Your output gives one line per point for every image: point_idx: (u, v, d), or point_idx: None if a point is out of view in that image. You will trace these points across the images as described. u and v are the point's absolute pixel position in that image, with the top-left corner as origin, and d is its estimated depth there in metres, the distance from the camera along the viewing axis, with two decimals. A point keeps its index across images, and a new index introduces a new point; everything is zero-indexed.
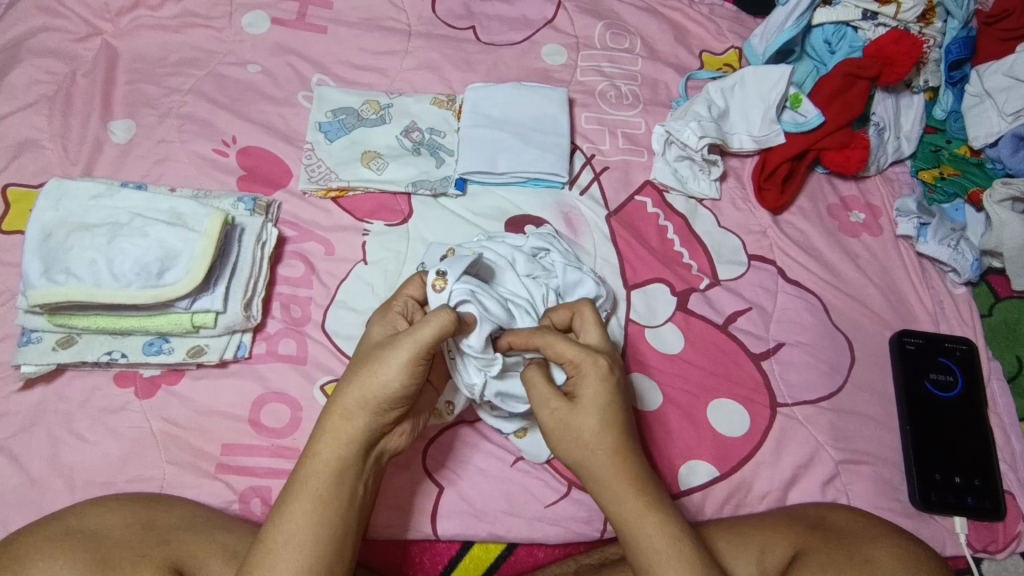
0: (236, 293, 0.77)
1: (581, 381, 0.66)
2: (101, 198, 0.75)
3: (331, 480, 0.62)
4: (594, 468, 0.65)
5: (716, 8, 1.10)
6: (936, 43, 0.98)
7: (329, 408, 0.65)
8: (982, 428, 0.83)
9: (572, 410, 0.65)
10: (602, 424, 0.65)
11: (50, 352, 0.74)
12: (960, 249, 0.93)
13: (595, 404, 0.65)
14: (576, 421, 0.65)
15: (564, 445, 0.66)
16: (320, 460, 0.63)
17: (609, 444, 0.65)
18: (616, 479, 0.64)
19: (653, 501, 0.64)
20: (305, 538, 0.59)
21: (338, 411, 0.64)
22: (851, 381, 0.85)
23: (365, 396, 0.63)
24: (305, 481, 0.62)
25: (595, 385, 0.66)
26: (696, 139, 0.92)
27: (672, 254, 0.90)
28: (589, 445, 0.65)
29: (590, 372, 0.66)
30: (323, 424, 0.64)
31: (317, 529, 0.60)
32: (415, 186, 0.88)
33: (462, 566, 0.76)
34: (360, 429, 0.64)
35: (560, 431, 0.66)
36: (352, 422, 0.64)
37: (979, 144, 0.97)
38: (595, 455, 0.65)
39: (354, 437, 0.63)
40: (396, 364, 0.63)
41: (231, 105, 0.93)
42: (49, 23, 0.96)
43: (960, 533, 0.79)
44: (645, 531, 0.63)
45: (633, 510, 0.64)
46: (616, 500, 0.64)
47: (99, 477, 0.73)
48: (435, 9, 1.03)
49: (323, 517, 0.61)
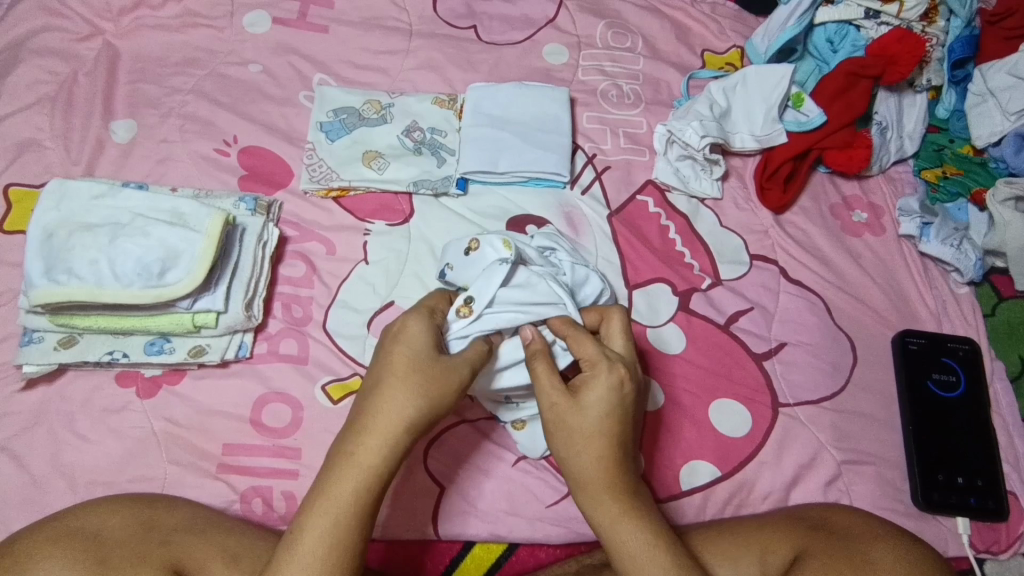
0: (237, 293, 0.77)
1: (587, 383, 0.64)
2: (103, 198, 0.75)
3: (371, 497, 0.61)
4: (578, 468, 0.64)
5: (718, 7, 1.09)
6: (939, 42, 0.97)
7: (371, 419, 0.61)
8: (985, 429, 0.83)
9: (571, 409, 0.64)
10: (597, 427, 0.63)
11: (52, 352, 0.74)
12: (963, 248, 0.93)
13: (596, 409, 0.63)
14: (573, 422, 0.64)
15: (556, 438, 0.65)
16: (363, 468, 0.60)
17: (598, 448, 0.64)
18: (600, 483, 0.64)
19: (633, 508, 0.65)
20: (336, 553, 0.59)
21: (393, 421, 0.61)
22: (853, 381, 0.85)
23: (419, 414, 0.61)
24: (339, 495, 0.60)
25: (602, 393, 0.64)
26: (698, 139, 0.92)
27: (673, 253, 0.90)
28: (579, 446, 0.64)
29: (598, 376, 0.64)
30: (364, 436, 0.61)
31: (350, 545, 0.59)
32: (417, 186, 0.88)
33: (463, 566, 0.76)
34: (405, 446, 0.62)
35: (554, 426, 0.65)
36: (400, 440, 0.61)
37: (982, 143, 0.97)
38: (582, 458, 0.64)
39: (396, 453, 0.61)
40: (453, 387, 0.63)
41: (233, 105, 0.93)
42: (50, 23, 0.96)
43: (962, 534, 0.79)
44: (618, 535, 0.64)
45: (609, 513, 0.64)
46: (595, 502, 0.65)
47: (101, 477, 0.73)
48: (436, 9, 1.03)
49: (356, 533, 0.60)
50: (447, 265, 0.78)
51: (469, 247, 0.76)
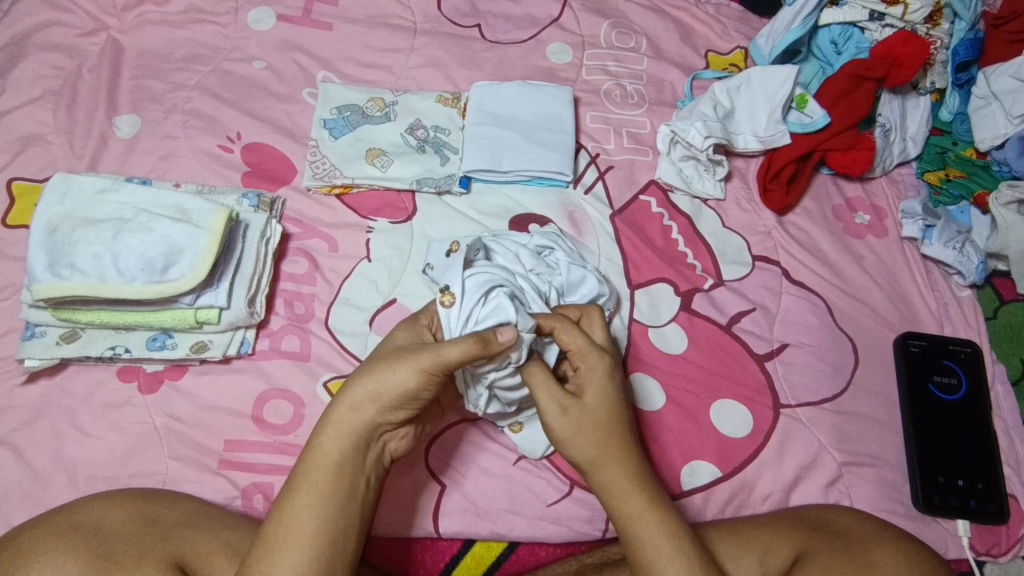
0: (240, 289, 0.77)
1: (588, 376, 0.68)
2: (107, 192, 0.75)
3: (335, 473, 0.63)
4: (597, 461, 0.66)
5: (722, 8, 1.09)
6: (943, 44, 0.98)
7: (337, 401, 0.65)
8: (986, 430, 0.83)
9: (577, 404, 0.67)
10: (608, 417, 0.67)
11: (54, 347, 0.74)
12: (965, 251, 0.93)
13: (601, 398, 0.67)
14: (585, 415, 0.66)
15: (570, 439, 0.67)
16: (323, 452, 0.63)
17: (615, 438, 0.67)
18: (619, 474, 0.66)
19: (654, 498, 0.66)
20: (304, 531, 0.60)
21: (347, 403, 0.65)
22: (854, 383, 0.85)
23: (379, 391, 0.64)
24: (309, 474, 0.63)
25: (601, 382, 0.68)
26: (702, 139, 0.92)
27: (676, 254, 0.90)
28: (594, 437, 0.66)
29: (596, 367, 0.68)
30: (330, 415, 0.65)
31: (317, 522, 0.61)
32: (419, 184, 0.88)
33: (463, 564, 0.76)
34: (367, 431, 0.64)
35: (564, 424, 0.66)
36: (358, 414, 0.64)
37: (985, 146, 0.97)
38: (601, 451, 0.66)
39: (356, 441, 0.64)
40: (418, 369, 0.63)
41: (237, 102, 0.93)
42: (55, 18, 0.96)
43: (963, 536, 0.79)
44: (648, 527, 0.64)
45: (637, 504, 0.65)
46: (620, 496, 0.65)
47: (101, 472, 0.73)
48: (441, 7, 1.03)
49: (324, 510, 0.62)
50: (428, 265, 0.81)
51: (449, 250, 0.79)
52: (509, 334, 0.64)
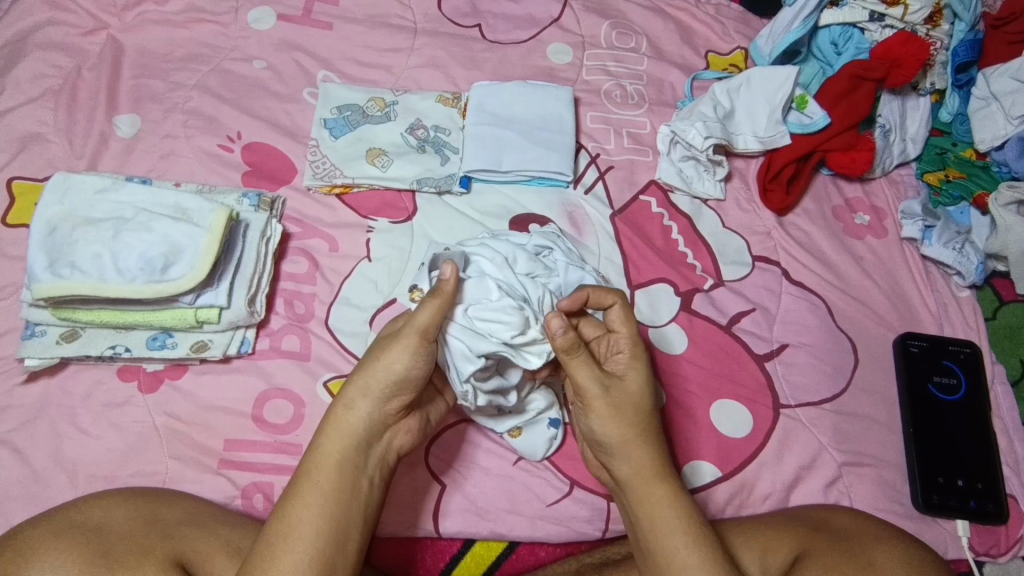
0: (240, 289, 0.77)
1: (630, 365, 0.69)
2: (105, 192, 0.75)
3: (335, 471, 0.63)
4: (634, 443, 0.66)
5: (723, 8, 1.09)
6: (943, 45, 0.98)
7: (334, 402, 0.66)
8: (985, 430, 0.83)
9: (620, 387, 0.67)
10: (648, 405, 0.68)
11: (54, 346, 0.74)
12: (965, 251, 0.93)
13: (642, 386, 0.68)
14: (629, 399, 0.67)
15: (615, 419, 0.66)
16: (323, 452, 0.64)
17: (651, 426, 0.68)
18: (652, 459, 0.66)
19: (678, 489, 0.66)
20: (307, 530, 0.60)
21: (344, 401, 0.65)
22: (853, 384, 0.85)
23: (372, 384, 0.65)
24: (310, 474, 0.63)
25: (643, 372, 0.69)
26: (701, 139, 0.92)
27: (675, 254, 0.90)
28: (636, 420, 0.67)
29: (638, 358, 0.69)
30: (331, 415, 0.66)
31: (320, 520, 0.61)
32: (419, 183, 0.88)
33: (462, 564, 0.76)
34: (365, 426, 0.65)
35: (610, 405, 0.66)
36: (355, 412, 0.65)
37: (984, 146, 0.96)
38: (638, 435, 0.66)
39: (354, 437, 0.65)
40: (402, 347, 0.64)
41: (237, 101, 0.93)
42: (55, 18, 0.96)
43: (962, 536, 0.79)
44: (677, 512, 0.65)
45: (667, 489, 0.66)
46: (654, 480, 0.66)
47: (101, 472, 0.73)
48: (441, 7, 1.03)
49: (326, 506, 0.62)
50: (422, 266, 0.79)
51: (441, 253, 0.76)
52: (449, 268, 0.65)
